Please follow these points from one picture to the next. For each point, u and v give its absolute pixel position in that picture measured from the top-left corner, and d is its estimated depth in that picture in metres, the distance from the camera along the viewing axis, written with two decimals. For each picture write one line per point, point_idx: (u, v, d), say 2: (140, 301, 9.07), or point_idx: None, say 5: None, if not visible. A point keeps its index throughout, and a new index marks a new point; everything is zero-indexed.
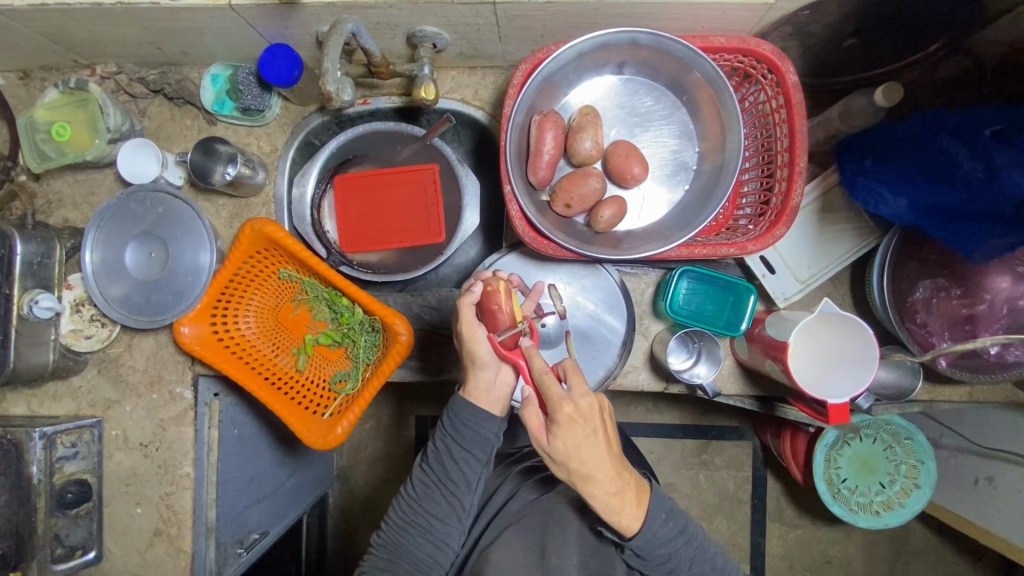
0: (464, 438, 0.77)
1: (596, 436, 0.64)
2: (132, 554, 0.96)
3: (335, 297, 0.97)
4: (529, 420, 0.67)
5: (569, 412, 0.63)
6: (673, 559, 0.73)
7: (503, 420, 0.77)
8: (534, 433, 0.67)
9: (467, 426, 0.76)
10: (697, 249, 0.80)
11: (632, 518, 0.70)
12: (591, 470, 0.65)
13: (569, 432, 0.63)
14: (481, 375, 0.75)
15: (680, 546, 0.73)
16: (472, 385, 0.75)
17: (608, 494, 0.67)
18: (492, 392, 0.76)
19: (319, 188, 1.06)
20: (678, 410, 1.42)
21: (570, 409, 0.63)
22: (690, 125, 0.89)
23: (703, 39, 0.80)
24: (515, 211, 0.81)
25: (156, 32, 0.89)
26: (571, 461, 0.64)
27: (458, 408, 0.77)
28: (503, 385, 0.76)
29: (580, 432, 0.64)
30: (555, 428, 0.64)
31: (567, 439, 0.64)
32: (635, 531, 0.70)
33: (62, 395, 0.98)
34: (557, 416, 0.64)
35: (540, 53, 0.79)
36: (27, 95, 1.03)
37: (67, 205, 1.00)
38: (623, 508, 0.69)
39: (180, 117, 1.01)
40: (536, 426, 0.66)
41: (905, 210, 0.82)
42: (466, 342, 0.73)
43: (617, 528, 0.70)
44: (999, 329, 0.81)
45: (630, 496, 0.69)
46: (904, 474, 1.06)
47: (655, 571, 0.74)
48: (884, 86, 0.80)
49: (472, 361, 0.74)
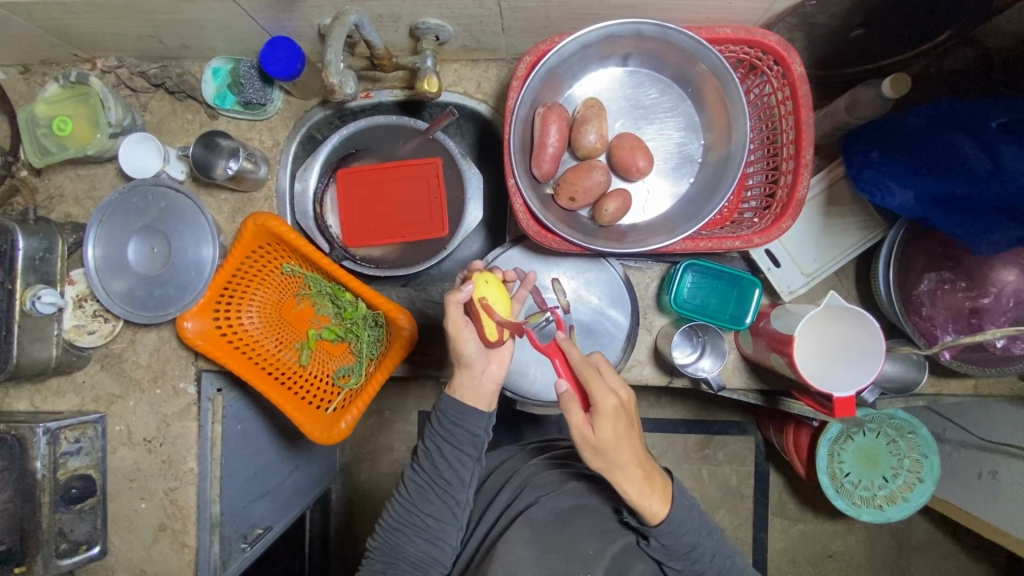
0: (454, 437, 0.77)
1: (631, 425, 0.67)
2: (137, 548, 0.96)
3: (339, 293, 0.98)
4: (571, 417, 0.66)
5: (615, 403, 0.65)
6: (696, 549, 0.73)
7: (491, 414, 0.78)
8: (573, 430, 0.66)
9: (455, 424, 0.76)
10: (702, 242, 0.80)
11: (660, 504, 0.70)
12: (627, 457, 0.66)
13: (615, 421, 0.64)
14: (465, 372, 0.75)
15: (703, 536, 0.74)
16: (457, 382, 0.76)
17: (639, 480, 0.68)
18: (478, 389, 0.76)
19: (322, 182, 1.05)
20: (681, 405, 1.41)
21: (615, 399, 0.65)
22: (695, 118, 0.88)
23: (709, 30, 0.79)
24: (519, 205, 0.80)
25: (157, 25, 0.88)
26: (613, 450, 0.65)
27: (446, 408, 0.77)
28: (490, 381, 0.76)
29: (622, 421, 0.65)
30: (603, 418, 0.64)
31: (613, 429, 0.64)
32: (660, 517, 0.71)
33: (66, 391, 0.98)
34: (604, 407, 0.64)
35: (544, 45, 0.78)
36: (28, 90, 1.02)
37: (68, 201, 1.00)
38: (652, 493, 0.69)
39: (182, 111, 1.01)
40: (580, 422, 0.65)
41: (911, 202, 0.80)
42: (454, 343, 0.72)
43: (644, 515, 0.70)
44: (1004, 322, 0.80)
45: (656, 481, 0.70)
46: (907, 468, 1.06)
47: (678, 563, 0.73)
48: (892, 77, 0.79)
49: (458, 360, 0.74)
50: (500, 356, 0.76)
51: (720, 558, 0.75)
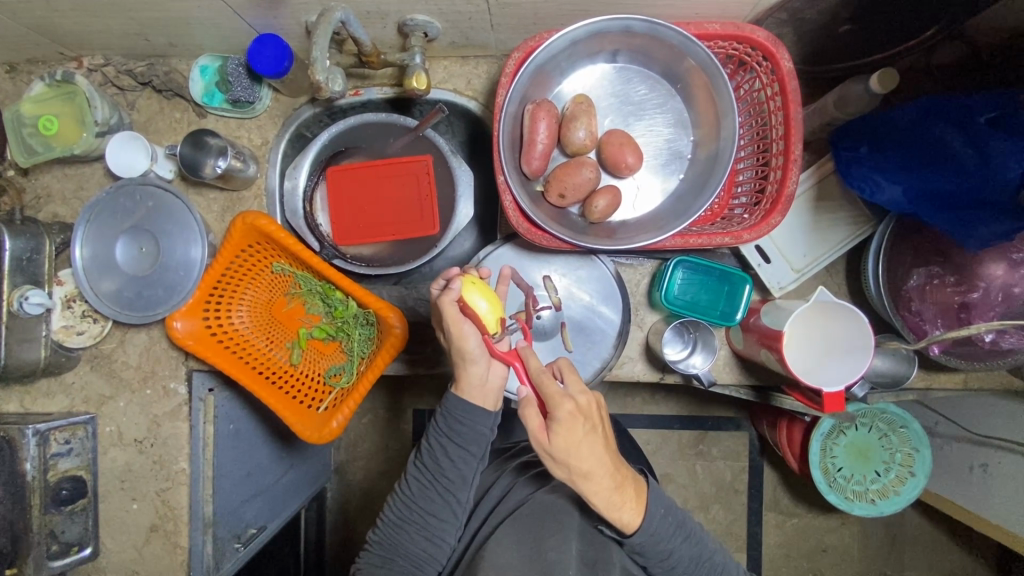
0: (460, 436, 0.76)
1: (593, 432, 0.66)
2: (129, 549, 0.96)
3: (329, 291, 0.97)
4: (528, 422, 0.67)
5: (570, 409, 0.64)
6: (673, 556, 0.74)
7: (497, 413, 0.78)
8: (532, 435, 0.67)
9: (461, 423, 0.76)
10: (692, 238, 0.80)
11: (633, 514, 0.70)
12: (591, 467, 0.66)
13: (571, 428, 0.64)
14: (472, 371, 0.74)
15: (679, 543, 0.74)
16: (464, 382, 0.75)
17: (608, 490, 0.67)
18: (485, 387, 0.75)
19: (311, 180, 1.05)
20: (675, 401, 1.42)
21: (571, 405, 0.65)
22: (685, 114, 0.88)
23: (697, 26, 0.79)
24: (508, 202, 0.80)
25: (143, 23, 0.87)
26: (571, 459, 0.65)
27: (453, 407, 0.76)
28: (496, 377, 0.76)
29: (580, 428, 0.65)
30: (557, 425, 0.64)
31: (569, 437, 0.65)
32: (634, 528, 0.71)
33: (55, 392, 0.98)
34: (558, 413, 0.64)
35: (532, 41, 0.78)
36: (14, 89, 1.02)
37: (56, 201, 0.99)
38: (623, 504, 0.69)
39: (170, 110, 1.00)
40: (537, 427, 0.66)
41: (900, 197, 0.81)
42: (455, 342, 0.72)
43: (618, 525, 0.70)
44: (993, 317, 0.81)
45: (628, 492, 0.70)
46: (899, 463, 1.06)
47: (658, 569, 0.75)
48: (879, 72, 0.79)
49: (462, 358, 0.73)
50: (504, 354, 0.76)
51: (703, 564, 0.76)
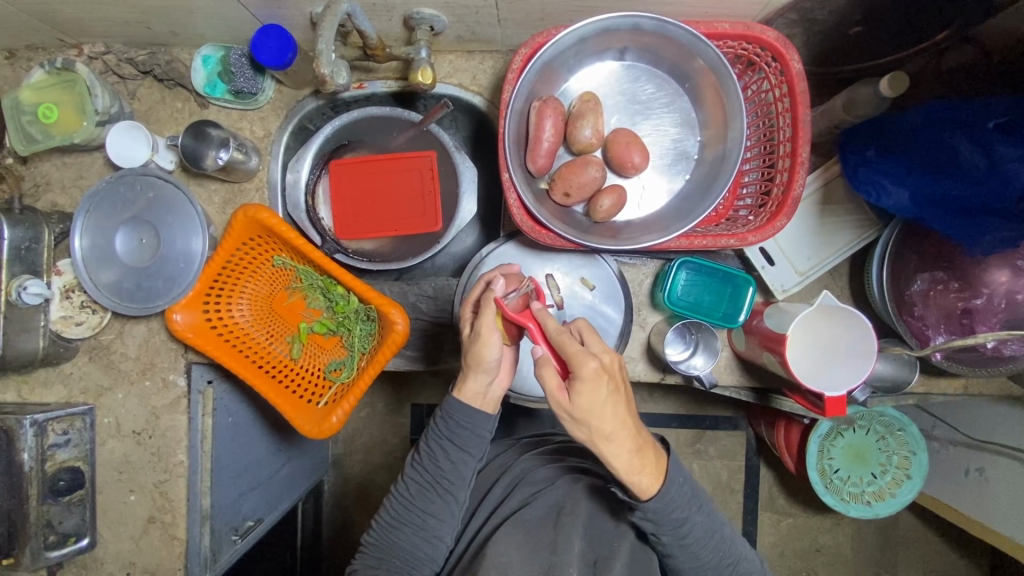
0: (460, 438, 0.76)
1: (616, 393, 0.64)
2: (127, 540, 0.96)
3: (330, 286, 0.95)
4: (547, 382, 0.65)
5: (595, 367, 0.62)
6: (686, 524, 0.73)
7: (496, 417, 0.78)
8: (550, 396, 0.65)
9: (462, 426, 0.76)
10: (697, 239, 0.79)
11: (651, 480, 0.69)
12: (612, 428, 0.64)
13: (593, 389, 0.62)
14: (479, 378, 0.74)
15: (693, 511, 0.73)
16: (467, 387, 0.75)
17: (629, 452, 0.66)
18: (487, 396, 0.76)
19: (313, 174, 1.06)
20: (672, 399, 1.42)
21: (595, 364, 0.62)
22: (693, 113, 0.87)
23: (707, 25, 0.78)
24: (513, 200, 0.79)
25: (146, 11, 0.86)
26: (592, 419, 0.63)
27: (453, 411, 0.76)
28: (498, 387, 0.76)
29: (603, 390, 0.63)
30: (579, 386, 0.62)
31: (591, 399, 0.62)
32: (651, 494, 0.70)
33: (53, 383, 0.97)
34: (581, 373, 0.62)
35: (540, 38, 0.77)
36: (13, 75, 1.01)
37: (55, 189, 0.98)
38: (643, 468, 0.68)
39: (171, 100, 0.99)
40: (556, 388, 0.64)
41: (907, 202, 0.80)
42: (479, 345, 0.71)
43: (635, 490, 0.69)
44: (996, 324, 0.80)
45: (648, 455, 0.68)
46: (896, 465, 1.07)
47: (667, 536, 0.73)
48: (889, 75, 0.79)
49: (475, 365, 0.73)
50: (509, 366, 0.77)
51: (713, 549, 0.76)
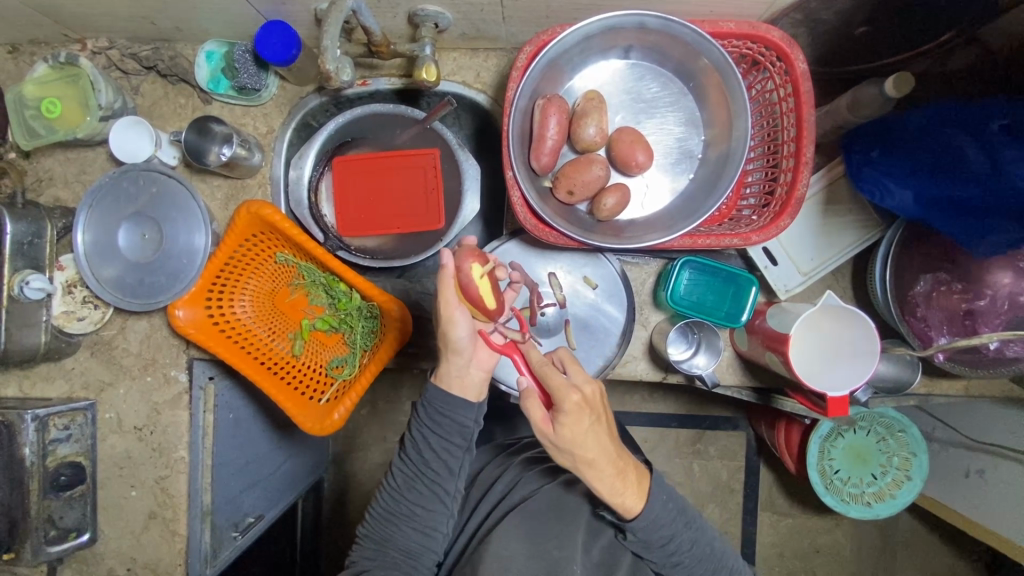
0: (442, 427, 0.76)
1: (599, 423, 0.65)
2: (127, 536, 0.96)
3: (332, 283, 0.95)
4: (532, 413, 0.66)
5: (577, 400, 0.64)
6: (673, 541, 0.73)
7: (479, 404, 0.77)
8: (535, 426, 0.66)
9: (442, 414, 0.76)
10: (700, 239, 0.79)
11: (634, 500, 0.69)
12: (596, 455, 0.65)
13: (576, 421, 0.63)
14: (453, 360, 0.74)
15: (679, 528, 0.73)
16: (444, 371, 0.75)
17: (611, 476, 0.66)
18: (464, 378, 0.75)
19: (317, 170, 1.05)
20: (672, 399, 1.42)
21: (577, 397, 0.64)
22: (696, 113, 0.87)
23: (712, 24, 0.78)
24: (516, 197, 0.79)
25: (150, 6, 0.86)
26: (575, 449, 0.65)
27: (432, 398, 0.76)
28: (478, 369, 0.75)
29: (586, 421, 0.64)
30: (562, 418, 0.64)
31: (574, 429, 0.64)
32: (636, 513, 0.70)
33: (55, 377, 0.97)
34: (564, 405, 0.64)
35: (545, 35, 0.77)
36: (15, 70, 1.00)
37: (58, 184, 0.98)
38: (625, 489, 0.68)
39: (174, 96, 0.99)
40: (540, 419, 0.66)
41: (910, 202, 0.81)
42: (444, 325, 0.71)
43: (619, 511, 0.70)
44: (999, 324, 0.79)
45: (630, 477, 0.68)
46: (896, 466, 1.07)
47: (656, 554, 0.73)
48: (895, 76, 0.79)
49: (447, 346, 0.73)
50: (489, 349, 0.75)
51: (711, 551, 0.76)
